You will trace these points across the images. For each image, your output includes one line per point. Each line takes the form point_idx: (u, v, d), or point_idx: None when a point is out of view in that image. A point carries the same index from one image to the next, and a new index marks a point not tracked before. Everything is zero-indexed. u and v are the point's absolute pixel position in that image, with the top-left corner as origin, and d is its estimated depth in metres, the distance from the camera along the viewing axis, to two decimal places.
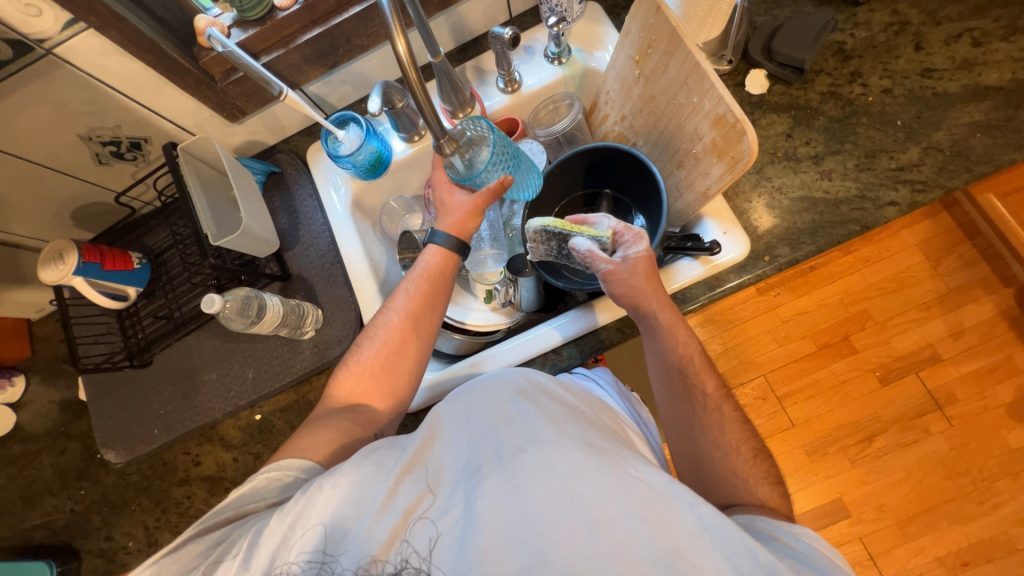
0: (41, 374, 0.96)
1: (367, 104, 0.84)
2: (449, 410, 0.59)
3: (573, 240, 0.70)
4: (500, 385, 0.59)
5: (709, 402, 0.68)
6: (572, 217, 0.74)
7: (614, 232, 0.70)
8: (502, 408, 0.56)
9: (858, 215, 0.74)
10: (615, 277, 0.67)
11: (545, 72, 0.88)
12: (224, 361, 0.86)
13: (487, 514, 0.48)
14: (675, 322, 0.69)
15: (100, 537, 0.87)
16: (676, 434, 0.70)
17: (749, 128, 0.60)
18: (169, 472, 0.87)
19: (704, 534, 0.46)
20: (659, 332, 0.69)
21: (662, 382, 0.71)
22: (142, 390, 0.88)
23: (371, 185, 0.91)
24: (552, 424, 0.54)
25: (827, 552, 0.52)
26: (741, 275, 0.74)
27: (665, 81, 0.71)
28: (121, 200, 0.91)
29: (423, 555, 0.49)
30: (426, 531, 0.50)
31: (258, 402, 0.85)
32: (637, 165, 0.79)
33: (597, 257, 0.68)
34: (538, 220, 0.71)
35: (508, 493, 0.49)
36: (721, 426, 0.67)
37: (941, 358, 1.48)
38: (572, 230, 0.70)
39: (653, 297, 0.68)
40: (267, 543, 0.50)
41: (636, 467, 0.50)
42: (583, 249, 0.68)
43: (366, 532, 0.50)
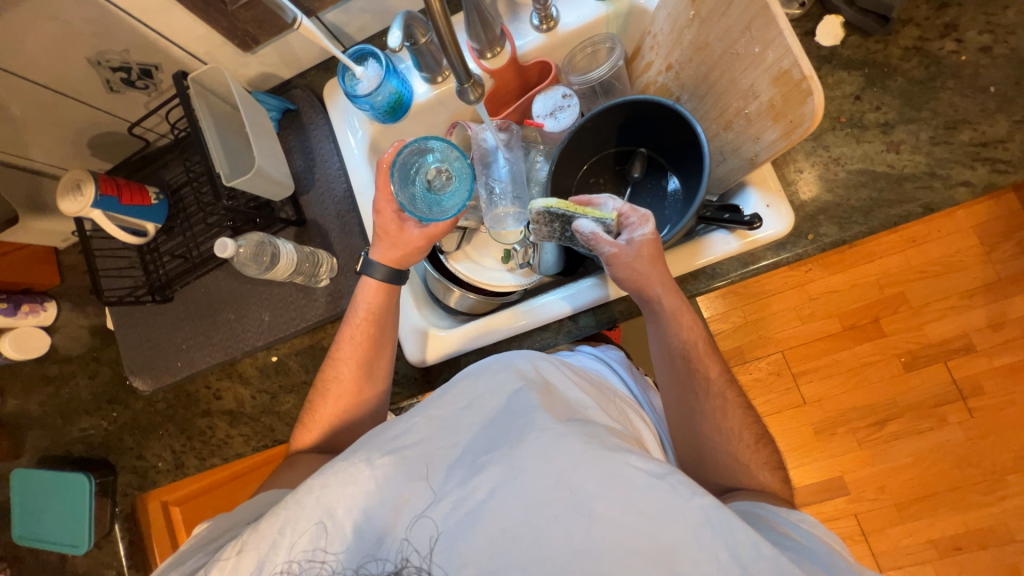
0: (72, 301, 0.99)
1: (387, 38, 0.76)
2: (443, 395, 0.59)
3: (577, 221, 0.68)
4: (502, 371, 0.59)
5: (713, 387, 0.66)
6: (577, 199, 0.72)
7: (620, 214, 0.68)
8: (504, 396, 0.56)
9: (922, 194, 0.66)
10: (618, 260, 0.65)
11: (585, 8, 0.78)
12: (241, 302, 0.87)
13: (484, 506, 0.49)
14: (680, 308, 0.66)
15: (133, 455, 0.94)
16: (677, 417, 0.68)
17: (816, 88, 0.52)
18: (192, 403, 0.91)
19: (707, 524, 0.46)
20: (662, 317, 0.66)
21: (664, 367, 0.69)
22: (165, 324, 0.90)
23: (390, 129, 0.86)
24: (550, 412, 0.53)
25: (826, 538, 0.52)
26: (779, 253, 0.69)
27: (723, 26, 0.62)
28: (136, 131, 0.88)
29: (422, 552, 0.49)
30: (424, 529, 0.50)
31: (274, 344, 0.87)
32: (678, 123, 0.71)
33: (601, 240, 0.66)
34: (540, 202, 0.69)
35: (505, 484, 0.49)
36: (725, 411, 0.65)
37: (974, 349, 1.42)
38: (575, 211, 0.68)
39: (657, 282, 0.65)
40: (257, 546, 0.52)
41: (637, 459, 0.49)
42: (587, 232, 0.67)
43: (363, 526, 0.51)
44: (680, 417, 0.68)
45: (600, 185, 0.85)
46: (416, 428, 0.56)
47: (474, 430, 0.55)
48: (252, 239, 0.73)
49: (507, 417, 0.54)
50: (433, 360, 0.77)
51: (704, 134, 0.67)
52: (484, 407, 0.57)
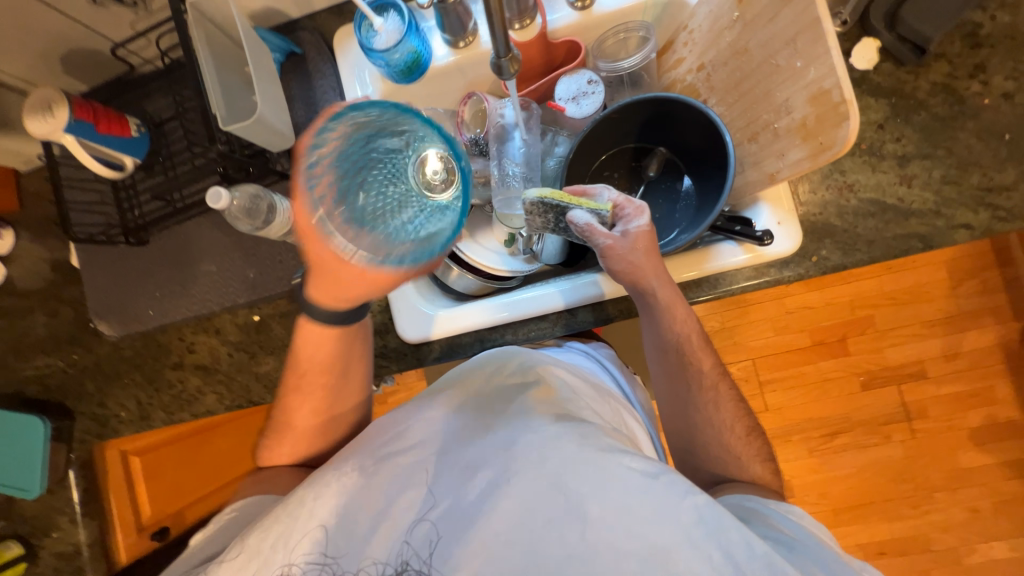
0: (31, 231, 0.91)
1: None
2: (437, 395, 0.60)
3: (572, 212, 0.67)
4: (498, 373, 0.60)
5: (706, 379, 0.68)
6: (571, 188, 0.70)
7: (615, 205, 0.67)
8: (501, 399, 0.58)
9: (925, 232, 0.68)
10: (613, 252, 0.64)
11: None
12: (226, 254, 0.83)
13: (483, 507, 0.50)
14: (674, 300, 0.66)
15: (94, 402, 0.89)
16: (670, 410, 0.71)
17: (854, 114, 0.52)
18: (163, 354, 0.86)
19: (701, 523, 0.46)
20: (656, 310, 0.66)
21: (657, 361, 0.70)
22: (138, 268, 0.84)
23: (403, 89, 0.81)
24: (543, 414, 0.55)
25: (815, 530, 0.55)
26: (781, 271, 0.70)
27: (767, 34, 0.60)
28: (119, 54, 0.80)
29: (421, 556, 0.49)
30: (424, 531, 0.51)
31: (258, 303, 0.83)
32: (704, 127, 0.70)
33: (596, 231, 0.66)
34: (535, 192, 0.68)
35: (503, 487, 0.50)
36: (716, 403, 0.67)
37: (926, 375, 1.51)
38: (569, 202, 0.67)
39: (653, 275, 0.64)
40: (253, 555, 0.50)
41: (632, 459, 0.50)
42: (582, 223, 0.66)
43: (362, 535, 0.51)
44: (674, 411, 0.70)
45: (614, 180, 0.83)
46: (410, 429, 0.56)
47: (470, 431, 0.56)
48: (246, 195, 0.67)
49: (503, 418, 0.55)
50: (426, 339, 0.75)
51: (733, 141, 0.66)
52: (480, 407, 0.58)
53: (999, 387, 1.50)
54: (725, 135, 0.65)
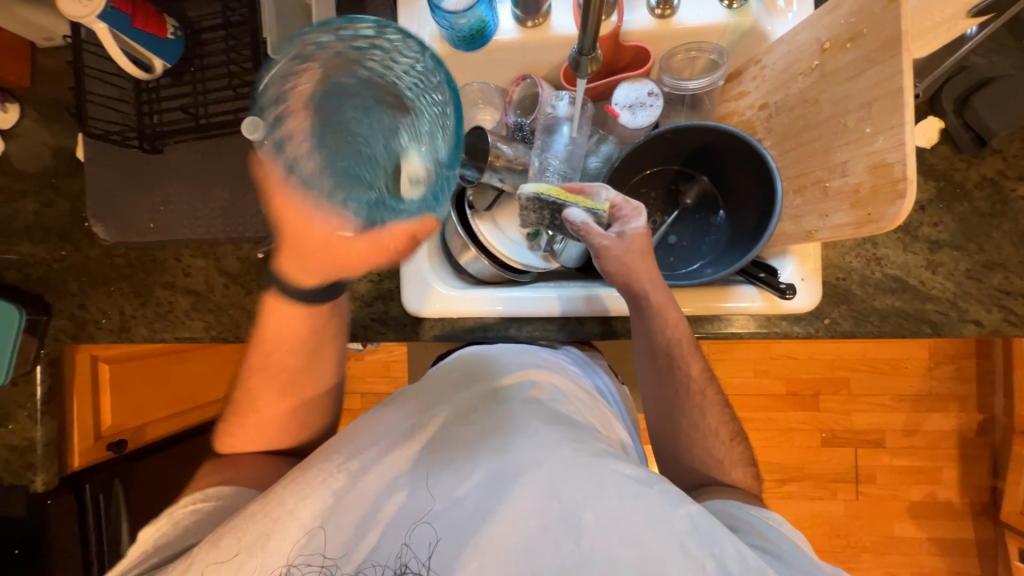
0: (37, 112, 0.86)
1: None
2: (432, 400, 0.62)
3: (568, 210, 0.69)
4: (491, 375, 0.64)
5: (694, 384, 0.69)
6: (570, 185, 0.72)
7: (613, 204, 0.71)
8: (494, 403, 0.61)
9: (937, 318, 0.69)
10: (608, 252, 0.67)
11: (708, 9, 0.72)
12: (242, 184, 0.80)
13: (478, 513, 0.52)
14: (667, 303, 0.67)
15: (74, 303, 0.86)
16: (656, 411, 0.72)
17: (911, 192, 0.52)
18: (157, 271, 0.84)
19: (694, 532, 0.50)
20: (649, 314, 0.67)
21: (646, 363, 0.70)
22: (149, 177, 0.82)
23: (460, 56, 0.78)
24: (540, 425, 0.58)
25: (795, 538, 0.57)
26: (793, 324, 0.70)
27: (844, 91, 0.59)
28: None
29: (419, 559, 0.51)
30: (423, 536, 0.52)
31: (264, 240, 0.80)
32: (756, 169, 0.69)
33: (591, 230, 0.68)
34: (531, 187, 0.71)
35: (498, 492, 0.53)
36: (703, 409, 0.69)
37: (883, 445, 1.57)
38: (567, 200, 0.70)
39: (646, 277, 0.67)
40: (245, 552, 0.50)
41: (624, 467, 0.54)
42: (578, 221, 0.68)
43: (362, 538, 0.52)
44: (660, 414, 0.71)
45: (650, 198, 0.82)
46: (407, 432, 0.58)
47: (464, 435, 0.58)
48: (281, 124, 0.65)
49: (497, 423, 0.58)
50: (430, 314, 0.76)
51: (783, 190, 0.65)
52: (477, 410, 0.60)
53: (949, 471, 1.57)
54: (777, 182, 0.64)
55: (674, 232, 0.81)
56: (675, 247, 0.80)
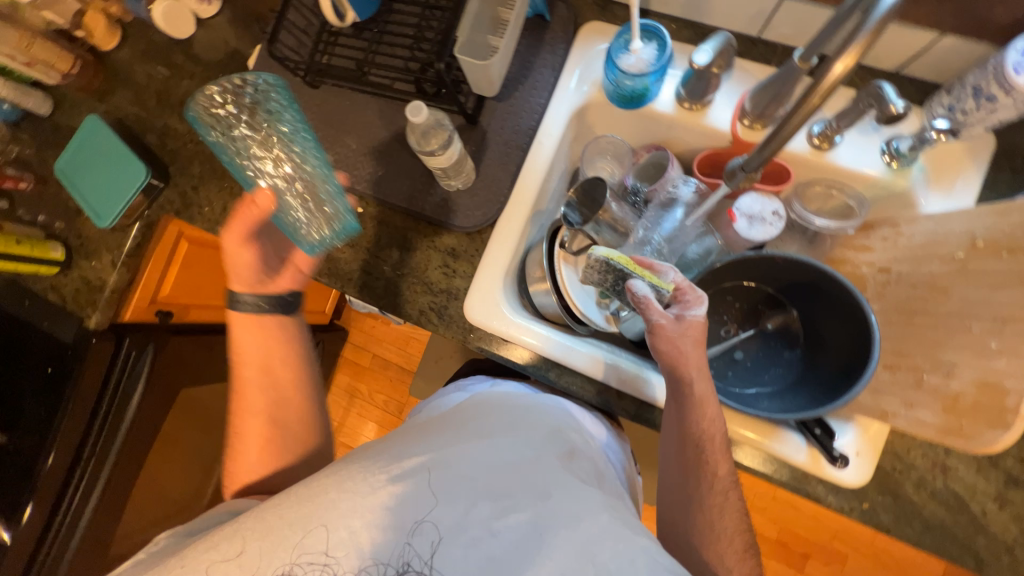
0: (234, 14, 0.96)
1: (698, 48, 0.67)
2: (474, 430, 0.63)
3: (632, 281, 0.69)
4: (534, 428, 0.66)
5: (717, 484, 0.65)
6: (637, 258, 0.73)
7: (676, 287, 0.70)
8: (535, 448, 0.63)
9: (983, 555, 0.64)
10: (663, 330, 0.66)
11: (866, 158, 0.71)
12: (372, 142, 0.86)
13: (498, 545, 0.53)
14: (707, 396, 0.66)
15: (189, 183, 0.94)
16: (672, 503, 0.68)
17: (1018, 430, 0.50)
18: None
19: None
20: (688, 400, 0.65)
21: (673, 450, 0.68)
22: (297, 103, 0.90)
23: (609, 109, 0.81)
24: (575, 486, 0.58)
25: None
26: (829, 493, 0.67)
27: (980, 297, 0.57)
28: None
29: (422, 557, 0.52)
30: (425, 533, 0.53)
31: (369, 198, 0.85)
32: (854, 330, 0.65)
33: (651, 307, 0.67)
34: (603, 250, 0.70)
35: (524, 532, 0.53)
36: (722, 509, 0.64)
37: None
38: (634, 270, 0.69)
39: (693, 365, 0.66)
40: (267, 534, 0.53)
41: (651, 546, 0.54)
42: (640, 294, 0.68)
43: (375, 539, 0.52)
44: (676, 505, 0.67)
45: (731, 308, 0.79)
46: (445, 450, 0.59)
47: (499, 464, 0.59)
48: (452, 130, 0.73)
49: (532, 466, 0.60)
50: (480, 325, 0.78)
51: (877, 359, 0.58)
52: (515, 449, 0.61)
53: None
54: (873, 348, 0.59)
55: (742, 347, 0.78)
56: (738, 363, 0.77)
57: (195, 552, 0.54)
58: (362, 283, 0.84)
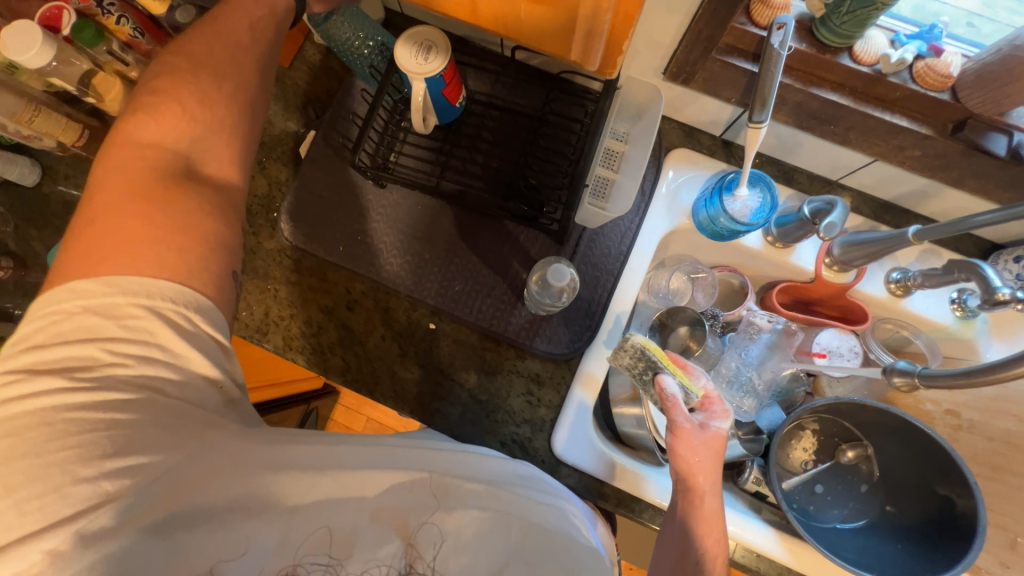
0: (279, 89, 0.86)
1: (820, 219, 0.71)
2: (488, 472, 0.57)
3: (664, 376, 0.67)
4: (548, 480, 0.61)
5: None
6: (673, 356, 0.73)
7: (705, 395, 0.69)
8: (554, 501, 0.57)
9: None
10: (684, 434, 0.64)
11: (937, 308, 0.76)
12: (447, 253, 0.80)
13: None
14: (715, 513, 0.62)
15: None
16: None
17: None
18: (321, 292, 0.80)
19: None
20: (696, 509, 0.62)
21: (665, 558, 0.61)
22: (360, 203, 0.81)
23: (695, 235, 0.81)
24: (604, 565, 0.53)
25: None
26: None
27: None
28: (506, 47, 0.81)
29: (426, 560, 0.47)
30: (428, 534, 0.48)
31: (443, 315, 0.79)
32: (945, 492, 0.69)
33: (677, 408, 0.65)
34: (641, 338, 0.71)
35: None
36: None
37: None
38: (667, 366, 0.68)
39: (710, 478, 0.63)
40: (272, 519, 0.48)
41: None
42: (669, 390, 0.66)
43: (372, 543, 0.47)
44: None
45: (807, 438, 0.81)
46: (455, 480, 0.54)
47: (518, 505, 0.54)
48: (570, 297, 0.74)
49: (553, 524, 0.54)
50: (559, 454, 0.74)
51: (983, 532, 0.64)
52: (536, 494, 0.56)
53: None
54: (980, 523, 0.64)
55: (820, 481, 0.80)
56: (818, 497, 0.79)
57: (248, 469, 0.49)
58: (435, 410, 0.76)
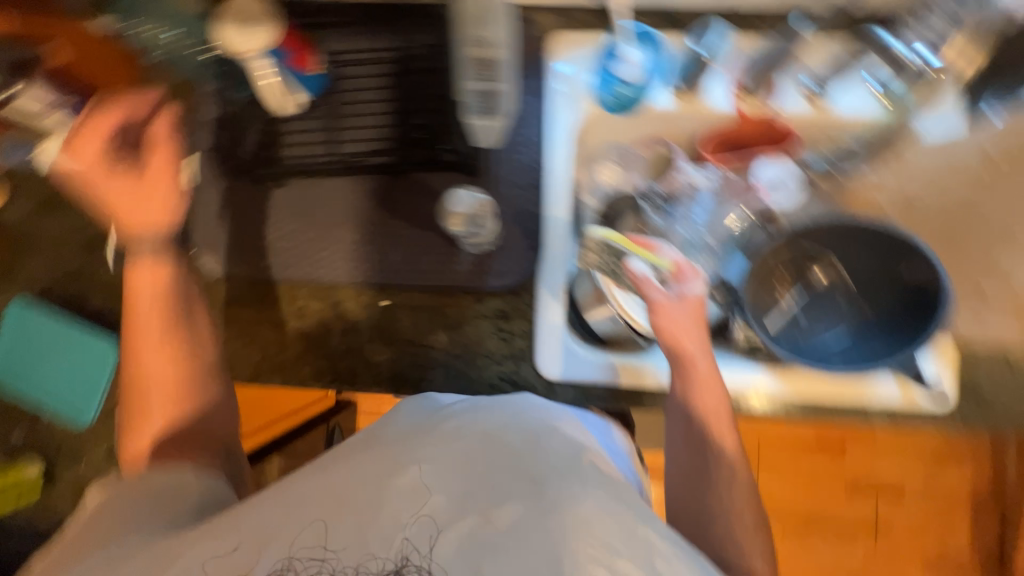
0: None
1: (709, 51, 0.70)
2: (457, 434, 0.57)
3: (630, 260, 0.68)
4: (520, 415, 0.62)
5: (727, 465, 0.68)
6: (636, 235, 0.70)
7: (676, 265, 0.68)
8: (528, 435, 0.57)
9: None
10: (662, 308, 0.66)
11: (862, 99, 0.74)
12: (371, 227, 0.77)
13: (503, 538, 0.47)
14: (711, 377, 0.68)
15: None
16: (683, 479, 0.70)
17: None
18: (266, 311, 0.79)
19: None
20: (691, 380, 0.67)
21: (681, 430, 0.70)
22: (267, 210, 0.78)
23: (605, 119, 0.78)
24: (575, 458, 0.56)
25: None
26: (922, 414, 0.73)
27: None
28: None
29: (421, 552, 0.47)
30: (422, 529, 0.48)
31: (391, 288, 0.77)
32: (915, 275, 0.69)
33: (650, 286, 0.67)
34: (600, 230, 0.71)
35: (527, 514, 0.48)
36: (730, 483, 0.68)
37: (903, 496, 1.49)
38: (631, 250, 0.68)
39: (696, 342, 0.66)
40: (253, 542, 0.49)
41: (659, 531, 0.51)
42: (639, 272, 0.68)
43: (356, 534, 0.48)
44: (688, 489, 0.69)
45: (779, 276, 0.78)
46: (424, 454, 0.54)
47: (490, 455, 0.54)
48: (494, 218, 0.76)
49: (528, 457, 0.54)
50: (550, 376, 0.76)
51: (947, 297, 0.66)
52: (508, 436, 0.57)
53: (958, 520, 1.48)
54: (945, 288, 0.66)
55: (802, 312, 0.78)
56: (802, 328, 0.77)
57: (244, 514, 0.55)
58: (418, 379, 0.77)
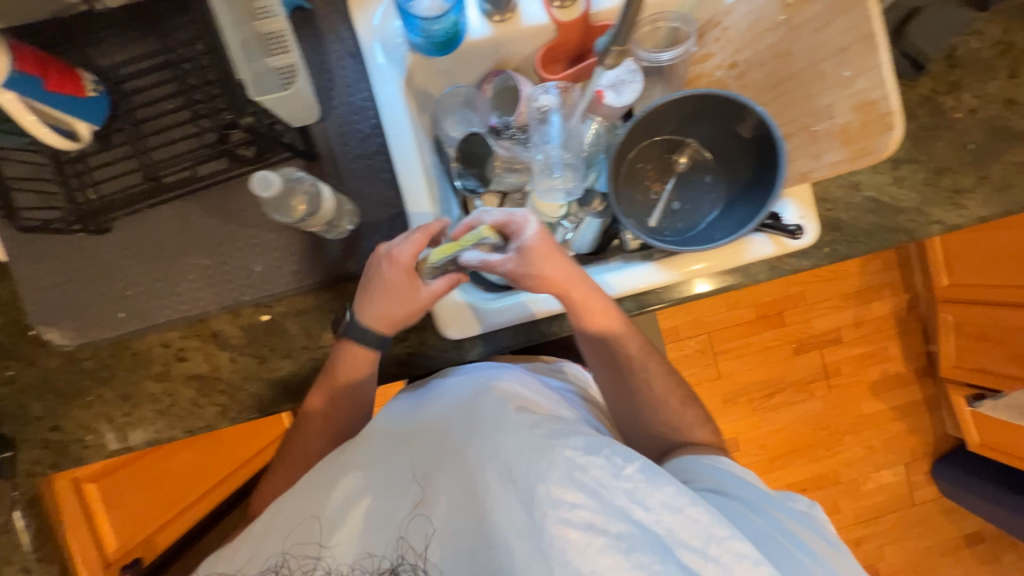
0: None
1: None
2: (389, 431, 0.64)
3: (463, 258, 0.64)
4: (437, 390, 0.65)
5: (636, 364, 0.71)
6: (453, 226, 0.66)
7: (499, 223, 0.66)
8: (444, 407, 0.62)
9: (909, 225, 0.79)
10: (517, 272, 0.65)
11: None
12: (223, 244, 0.72)
13: (450, 507, 0.56)
14: (594, 296, 0.66)
15: (44, 427, 0.72)
16: (614, 396, 0.72)
17: (899, 124, 0.59)
18: (142, 365, 0.72)
19: (644, 482, 0.53)
20: (574, 307, 0.66)
21: (593, 356, 0.71)
22: (103, 259, 0.71)
23: (430, 63, 0.74)
24: (484, 415, 0.58)
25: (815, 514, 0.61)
26: (801, 259, 0.77)
27: (813, 41, 0.64)
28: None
29: (416, 547, 0.56)
30: (416, 527, 0.57)
31: (267, 301, 0.72)
32: (753, 131, 0.71)
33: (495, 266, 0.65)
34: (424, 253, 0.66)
35: (458, 481, 0.56)
36: (648, 384, 0.71)
37: (840, 341, 1.64)
38: (455, 249, 0.63)
39: (562, 276, 0.65)
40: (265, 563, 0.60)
41: (574, 446, 0.55)
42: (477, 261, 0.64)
43: (345, 541, 0.59)
44: (619, 402, 0.72)
45: (646, 171, 0.82)
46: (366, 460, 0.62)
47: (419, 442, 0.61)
48: (311, 183, 0.65)
49: (445, 430, 0.60)
50: (449, 334, 0.71)
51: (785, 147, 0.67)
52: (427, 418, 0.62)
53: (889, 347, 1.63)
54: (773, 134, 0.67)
55: (676, 198, 0.82)
56: (680, 213, 0.82)
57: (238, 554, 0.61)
58: None
